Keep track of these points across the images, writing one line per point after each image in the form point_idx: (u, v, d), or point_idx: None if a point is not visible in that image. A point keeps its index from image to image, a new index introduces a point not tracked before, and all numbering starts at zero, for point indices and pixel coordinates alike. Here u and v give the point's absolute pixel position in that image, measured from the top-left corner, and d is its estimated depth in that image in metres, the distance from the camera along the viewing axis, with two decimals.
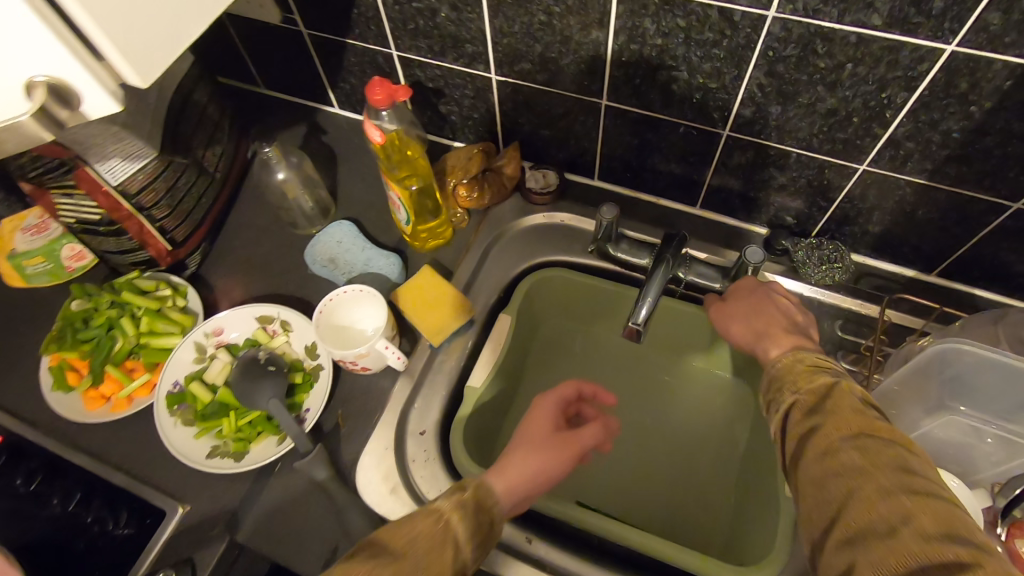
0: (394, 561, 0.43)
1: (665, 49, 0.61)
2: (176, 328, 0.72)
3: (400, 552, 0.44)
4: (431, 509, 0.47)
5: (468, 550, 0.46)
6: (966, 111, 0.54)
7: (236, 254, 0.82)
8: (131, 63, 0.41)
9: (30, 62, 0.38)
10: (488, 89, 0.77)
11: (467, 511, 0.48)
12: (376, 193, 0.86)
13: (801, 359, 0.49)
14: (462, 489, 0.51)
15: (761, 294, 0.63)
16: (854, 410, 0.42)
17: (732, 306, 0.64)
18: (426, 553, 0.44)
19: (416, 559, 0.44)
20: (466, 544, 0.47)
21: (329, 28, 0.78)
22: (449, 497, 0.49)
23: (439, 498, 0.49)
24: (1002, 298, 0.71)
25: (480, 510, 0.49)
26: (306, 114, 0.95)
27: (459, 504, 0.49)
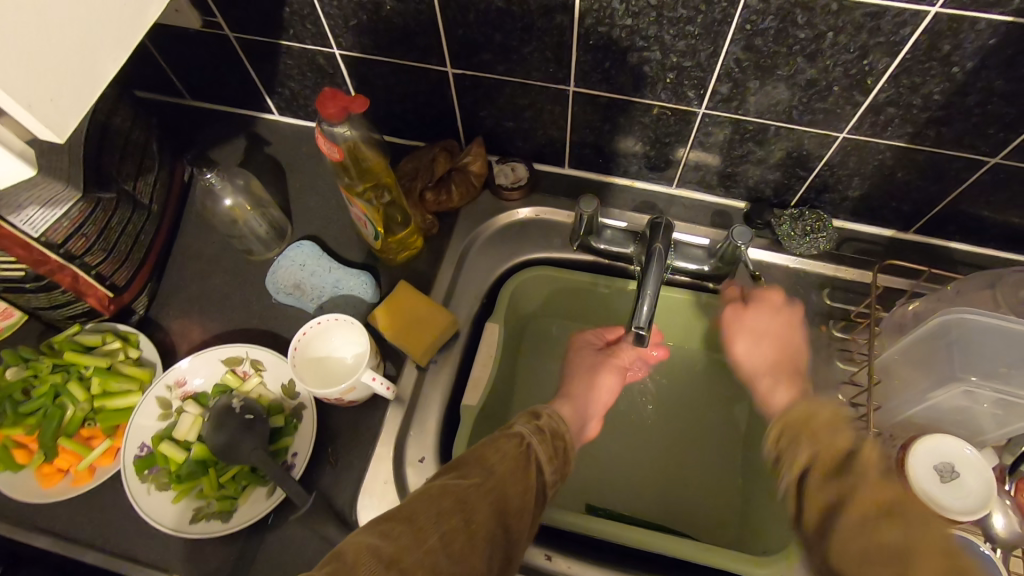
0: (488, 478, 0.47)
1: (636, 30, 0.58)
2: (133, 384, 0.66)
3: (491, 468, 0.48)
4: (512, 433, 0.52)
5: (549, 469, 0.52)
6: (948, 73, 0.53)
7: (188, 291, 0.74)
8: (38, 120, 0.34)
9: None
10: (445, 83, 0.71)
11: (544, 437, 0.53)
12: (334, 206, 0.80)
13: (813, 414, 0.51)
14: (539, 418, 0.55)
15: (788, 318, 0.65)
16: (877, 477, 0.44)
17: (756, 320, 0.65)
18: (513, 471, 0.49)
19: (507, 477, 0.48)
20: (545, 465, 0.52)
21: (259, 30, 0.71)
22: (525, 423, 0.54)
23: (517, 424, 0.54)
24: (976, 249, 0.72)
25: (554, 437, 0.54)
26: (243, 124, 0.87)
27: (534, 429, 0.54)
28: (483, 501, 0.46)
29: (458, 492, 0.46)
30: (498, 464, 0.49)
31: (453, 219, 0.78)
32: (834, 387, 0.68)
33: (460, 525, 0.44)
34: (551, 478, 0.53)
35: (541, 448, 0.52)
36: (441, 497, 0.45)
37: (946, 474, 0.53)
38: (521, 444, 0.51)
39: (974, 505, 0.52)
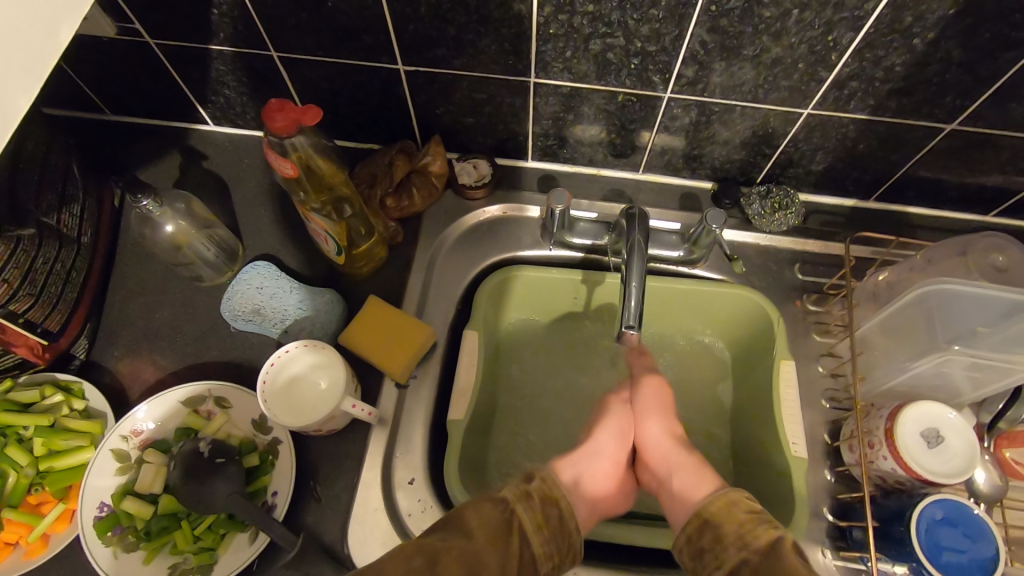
0: (464, 543, 0.43)
1: (597, 16, 0.55)
2: (81, 439, 0.59)
3: (468, 531, 0.44)
4: (498, 497, 0.47)
5: (537, 542, 0.46)
6: (909, 44, 0.53)
7: (134, 328, 0.68)
8: None
9: None
10: (396, 81, 0.67)
11: (532, 501, 0.48)
12: (287, 220, 0.74)
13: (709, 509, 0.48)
14: (529, 482, 0.50)
15: (667, 408, 0.62)
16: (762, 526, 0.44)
17: (648, 398, 0.62)
18: (494, 542, 0.44)
19: (488, 547, 0.44)
20: (535, 538, 0.46)
21: (184, 34, 0.64)
22: (515, 486, 0.49)
23: (505, 488, 0.48)
24: (932, 211, 0.74)
25: (547, 502, 0.48)
26: (175, 137, 0.79)
27: (524, 491, 0.49)
28: (454, 566, 0.41)
29: (433, 552, 0.42)
30: (478, 531, 0.44)
31: (417, 224, 0.74)
32: (812, 360, 0.68)
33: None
34: (544, 558, 0.46)
35: (529, 516, 0.47)
36: (410, 554, 0.42)
37: (933, 439, 0.52)
38: (507, 512, 0.46)
39: (964, 467, 0.51)
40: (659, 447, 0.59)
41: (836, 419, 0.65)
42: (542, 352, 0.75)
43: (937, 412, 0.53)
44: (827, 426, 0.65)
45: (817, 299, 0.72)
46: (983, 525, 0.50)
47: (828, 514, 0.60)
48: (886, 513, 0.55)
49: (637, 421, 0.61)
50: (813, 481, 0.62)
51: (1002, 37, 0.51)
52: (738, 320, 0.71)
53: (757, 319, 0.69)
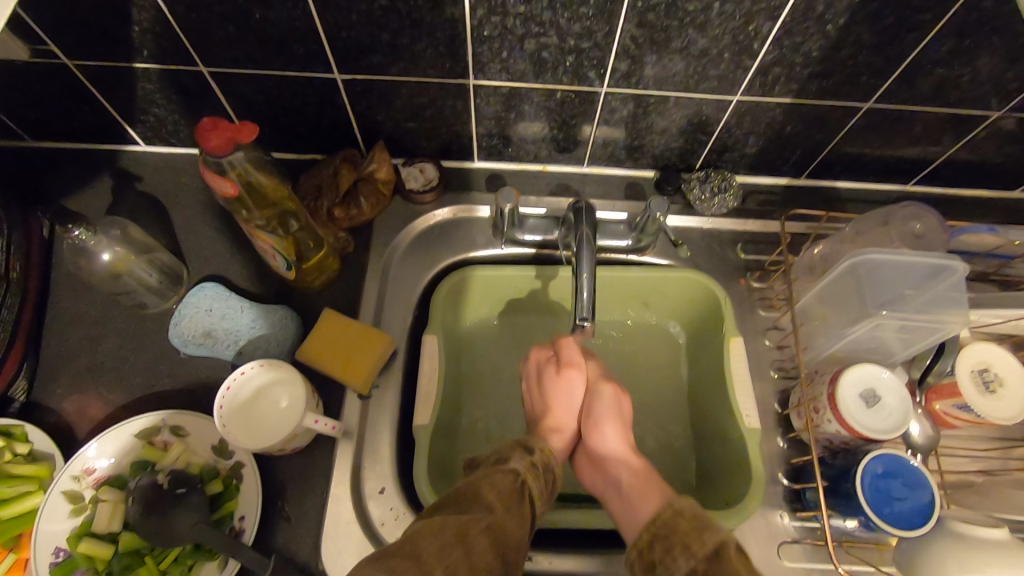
0: (487, 515, 0.45)
1: (529, 16, 0.56)
2: (28, 483, 0.57)
3: (489, 505, 0.46)
4: (506, 468, 0.50)
5: (541, 506, 0.51)
6: (823, 30, 0.56)
7: (77, 363, 0.65)
8: None
9: None
10: (334, 91, 0.66)
11: (538, 472, 0.52)
12: (231, 238, 0.72)
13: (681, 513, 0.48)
14: (532, 453, 0.54)
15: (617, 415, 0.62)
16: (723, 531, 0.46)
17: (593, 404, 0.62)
18: (512, 508, 0.47)
19: (507, 512, 0.47)
20: (539, 501, 0.51)
21: (104, 54, 0.62)
22: (522, 458, 0.52)
23: (512, 459, 0.52)
24: (858, 183, 0.79)
25: (546, 473, 0.53)
26: (104, 161, 0.76)
27: (531, 464, 0.52)
28: (480, 536, 0.44)
29: (462, 525, 0.44)
30: (498, 501, 0.47)
31: (368, 232, 0.74)
32: (759, 334, 0.72)
33: (461, 558, 0.42)
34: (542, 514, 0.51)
35: (536, 484, 0.51)
36: (443, 531, 0.43)
37: (870, 399, 0.56)
38: (520, 481, 0.50)
39: (899, 422, 0.55)
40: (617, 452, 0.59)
41: (784, 388, 0.68)
42: (503, 350, 0.76)
43: (872, 373, 0.57)
44: (777, 396, 0.68)
45: (760, 275, 0.75)
46: (921, 474, 0.54)
47: (783, 479, 0.64)
48: (834, 472, 0.58)
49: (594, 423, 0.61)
50: (767, 449, 0.65)
51: (905, 19, 0.55)
52: (687, 301, 0.74)
53: (705, 299, 0.72)
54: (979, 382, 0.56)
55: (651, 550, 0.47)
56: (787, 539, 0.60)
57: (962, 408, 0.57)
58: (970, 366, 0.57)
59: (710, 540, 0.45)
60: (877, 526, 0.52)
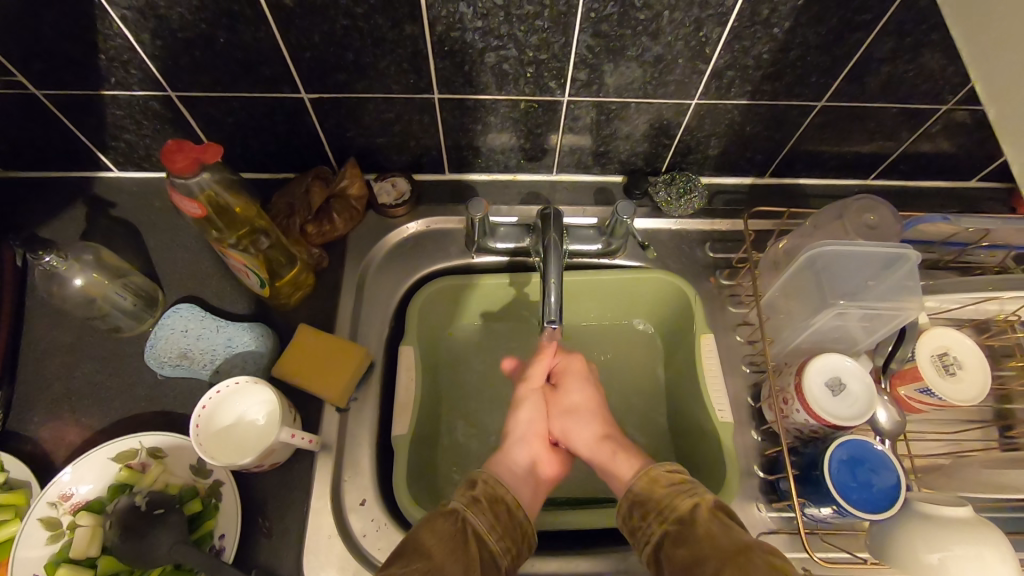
0: (427, 563, 0.47)
1: (488, 30, 0.58)
2: (5, 512, 0.56)
3: (428, 553, 0.48)
4: (448, 510, 0.52)
5: (492, 540, 0.51)
6: (771, 33, 0.58)
7: (53, 389, 0.65)
8: None
9: None
10: (303, 110, 0.68)
11: (481, 506, 0.53)
12: (206, 260, 0.73)
13: (655, 479, 0.55)
14: (474, 487, 0.55)
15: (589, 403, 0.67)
16: (683, 493, 0.52)
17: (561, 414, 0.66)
18: (452, 552, 0.49)
19: (448, 557, 0.48)
20: (490, 538, 0.51)
21: (73, 83, 0.63)
22: (463, 496, 0.54)
23: (453, 500, 0.53)
24: (820, 179, 0.81)
25: (493, 505, 0.54)
26: (77, 188, 0.77)
27: (472, 499, 0.54)
28: None
29: None
30: (436, 547, 0.48)
31: (342, 247, 0.74)
32: (731, 330, 0.73)
33: None
34: (503, 551, 0.51)
35: (479, 520, 0.52)
36: None
37: (836, 387, 0.57)
38: (461, 526, 0.51)
39: (865, 408, 0.56)
40: (586, 445, 0.64)
41: (756, 381, 0.69)
42: (479, 358, 0.77)
43: (837, 362, 0.58)
44: (750, 389, 0.69)
45: (729, 273, 0.76)
46: (887, 458, 0.55)
47: (759, 471, 0.65)
48: (805, 461, 0.59)
49: (559, 424, 0.66)
50: (742, 442, 0.66)
51: (847, 20, 0.57)
52: (658, 301, 0.75)
53: (673, 297, 0.73)
54: (939, 366, 0.58)
55: (629, 518, 0.54)
56: (764, 530, 0.61)
57: (925, 392, 0.58)
58: (930, 353, 0.59)
59: (681, 504, 0.51)
60: (847, 512, 0.53)
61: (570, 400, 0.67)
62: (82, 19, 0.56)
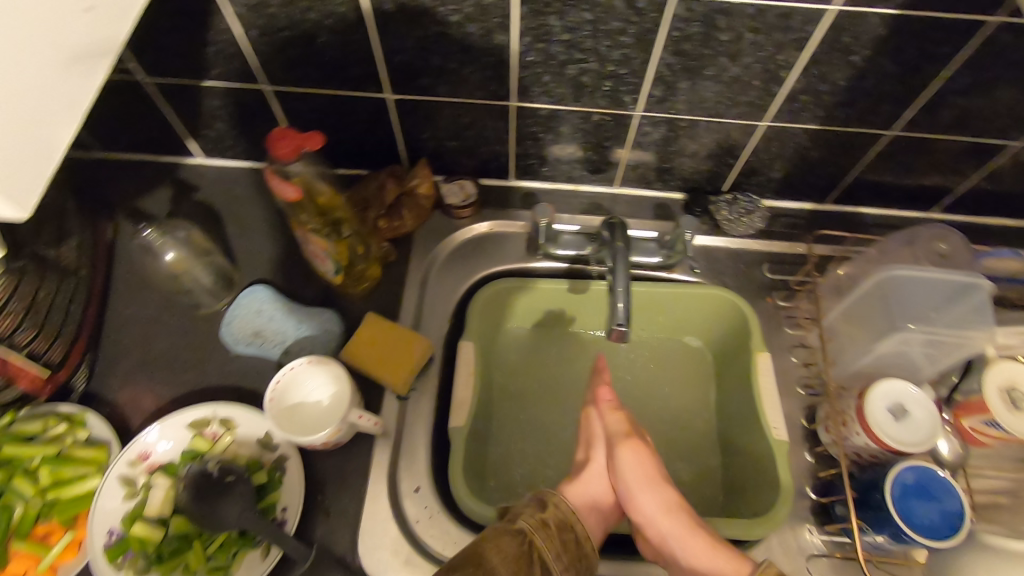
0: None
1: (573, 44, 0.61)
2: (87, 467, 0.59)
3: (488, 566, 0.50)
4: (514, 529, 0.53)
5: (555, 565, 0.52)
6: (849, 61, 0.60)
7: (132, 357, 0.69)
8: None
9: None
10: (385, 110, 0.71)
11: (549, 533, 0.54)
12: (280, 246, 0.77)
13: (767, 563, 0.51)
14: (543, 509, 0.56)
15: (656, 475, 0.59)
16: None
17: (622, 455, 0.60)
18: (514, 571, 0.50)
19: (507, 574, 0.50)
20: (553, 565, 0.52)
21: (179, 72, 0.67)
22: (531, 516, 0.54)
23: (519, 518, 0.54)
24: (881, 209, 0.81)
25: (562, 533, 0.54)
26: (164, 171, 0.81)
27: (540, 522, 0.54)
28: None
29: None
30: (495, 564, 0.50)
31: (409, 243, 0.77)
32: (786, 351, 0.73)
33: None
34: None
35: (542, 542, 0.53)
36: None
37: (898, 413, 0.57)
38: (523, 539, 0.52)
39: (927, 435, 0.56)
40: (653, 517, 0.57)
41: (811, 404, 0.69)
42: (532, 360, 0.78)
43: (900, 388, 0.58)
44: (804, 411, 0.69)
45: (786, 294, 0.77)
46: (952, 488, 0.55)
47: (811, 494, 0.65)
48: (863, 485, 0.59)
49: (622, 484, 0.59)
50: (795, 463, 0.66)
51: (927, 51, 0.58)
52: (715, 319, 0.76)
53: (732, 316, 0.74)
54: (1006, 400, 0.55)
55: None
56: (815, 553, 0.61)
57: (990, 424, 0.57)
58: (998, 386, 0.56)
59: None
60: (910, 539, 0.53)
61: (636, 492, 0.58)
62: (198, 14, 0.60)
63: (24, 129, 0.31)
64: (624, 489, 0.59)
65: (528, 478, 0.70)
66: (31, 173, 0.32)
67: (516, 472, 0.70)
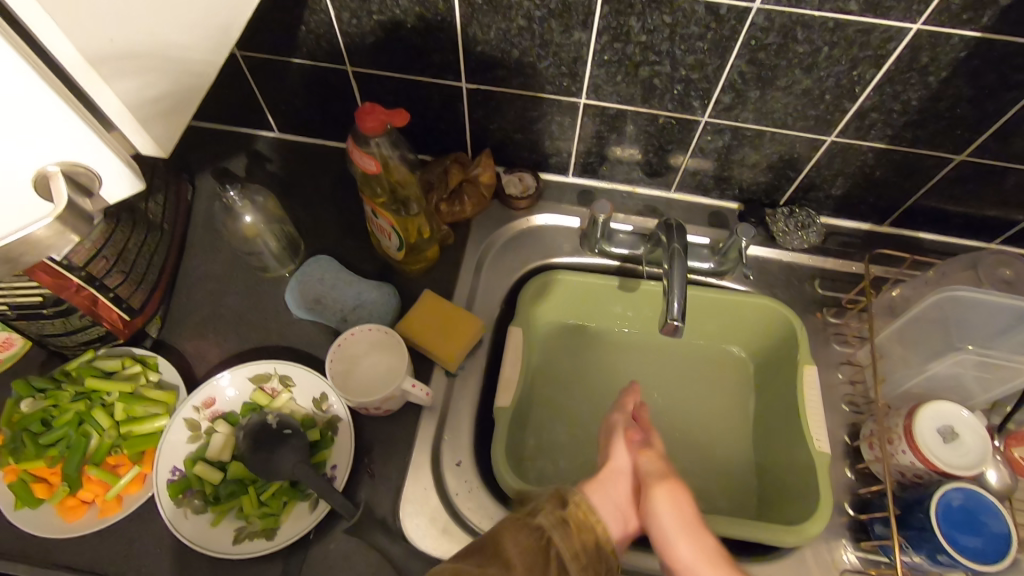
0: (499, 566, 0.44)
1: (649, 45, 0.62)
2: (157, 407, 0.63)
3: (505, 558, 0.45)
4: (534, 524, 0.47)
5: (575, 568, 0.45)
6: (925, 81, 0.60)
7: (201, 312, 0.73)
8: (142, 132, 0.35)
9: (48, 149, 0.31)
10: (458, 98, 0.74)
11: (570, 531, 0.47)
12: (344, 221, 0.80)
13: None
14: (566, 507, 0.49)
15: (696, 520, 0.49)
16: None
17: (665, 502, 0.50)
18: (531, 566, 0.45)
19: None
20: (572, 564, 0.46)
21: (270, 48, 0.71)
22: (551, 512, 0.48)
23: (540, 513, 0.48)
24: (940, 237, 0.80)
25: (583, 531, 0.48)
26: (241, 142, 0.85)
27: (561, 518, 0.48)
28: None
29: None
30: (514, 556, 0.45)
31: (466, 229, 0.80)
32: (833, 367, 0.73)
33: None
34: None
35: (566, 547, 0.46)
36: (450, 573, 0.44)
37: (948, 435, 0.57)
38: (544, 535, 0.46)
39: (976, 461, 0.56)
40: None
41: (855, 421, 0.69)
42: (575, 354, 0.79)
43: (951, 411, 0.58)
44: (847, 428, 0.69)
45: (836, 311, 0.77)
46: (998, 514, 0.54)
47: (848, 509, 0.65)
48: (904, 503, 0.59)
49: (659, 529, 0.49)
50: (834, 478, 0.66)
51: (1007, 77, 0.58)
52: (764, 328, 0.76)
53: (781, 326, 0.74)
54: None
55: None
56: (849, 568, 0.61)
57: None
58: None
59: None
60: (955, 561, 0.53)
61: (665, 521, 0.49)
62: None
63: (172, 82, 0.36)
64: (658, 526, 0.49)
65: (566, 465, 0.71)
66: (166, 120, 0.37)
67: (553, 456, 0.72)
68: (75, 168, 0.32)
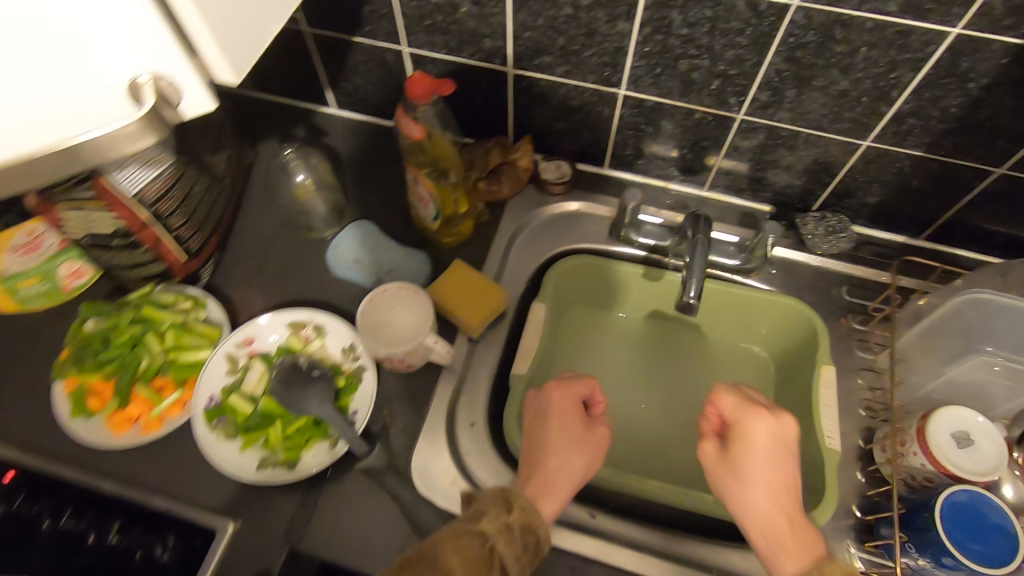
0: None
1: (689, 39, 0.65)
2: (202, 340, 0.69)
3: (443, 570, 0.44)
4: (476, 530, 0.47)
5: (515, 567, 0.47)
6: (965, 88, 0.60)
7: (250, 263, 0.79)
8: (228, 61, 0.39)
9: (138, 60, 0.36)
10: (504, 83, 0.78)
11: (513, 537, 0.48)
12: (388, 192, 0.85)
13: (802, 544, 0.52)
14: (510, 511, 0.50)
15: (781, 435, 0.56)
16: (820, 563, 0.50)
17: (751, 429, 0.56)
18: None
19: None
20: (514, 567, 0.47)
21: (335, 27, 0.77)
22: (495, 519, 0.49)
23: (485, 519, 0.49)
24: (981, 254, 0.78)
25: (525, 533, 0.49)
26: (301, 115, 0.92)
27: (505, 526, 0.49)
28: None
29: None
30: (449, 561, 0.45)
31: (502, 209, 0.83)
32: (854, 372, 0.73)
33: None
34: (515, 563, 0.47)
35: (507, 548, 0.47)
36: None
37: (963, 440, 0.56)
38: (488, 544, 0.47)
39: (991, 466, 0.55)
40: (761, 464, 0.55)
41: (871, 426, 0.69)
42: (597, 340, 0.82)
43: (966, 417, 0.57)
44: (862, 432, 0.69)
45: (862, 319, 0.76)
46: (1006, 521, 0.53)
47: (856, 511, 0.64)
48: (911, 504, 0.58)
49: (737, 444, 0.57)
50: (844, 479, 0.66)
51: None
52: (783, 329, 0.77)
53: (801, 328, 0.75)
54: None
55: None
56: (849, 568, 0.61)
57: None
58: None
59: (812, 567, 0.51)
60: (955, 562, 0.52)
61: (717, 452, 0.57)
62: None
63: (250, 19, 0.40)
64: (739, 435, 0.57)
65: None
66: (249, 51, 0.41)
67: None
68: (161, 81, 0.38)
